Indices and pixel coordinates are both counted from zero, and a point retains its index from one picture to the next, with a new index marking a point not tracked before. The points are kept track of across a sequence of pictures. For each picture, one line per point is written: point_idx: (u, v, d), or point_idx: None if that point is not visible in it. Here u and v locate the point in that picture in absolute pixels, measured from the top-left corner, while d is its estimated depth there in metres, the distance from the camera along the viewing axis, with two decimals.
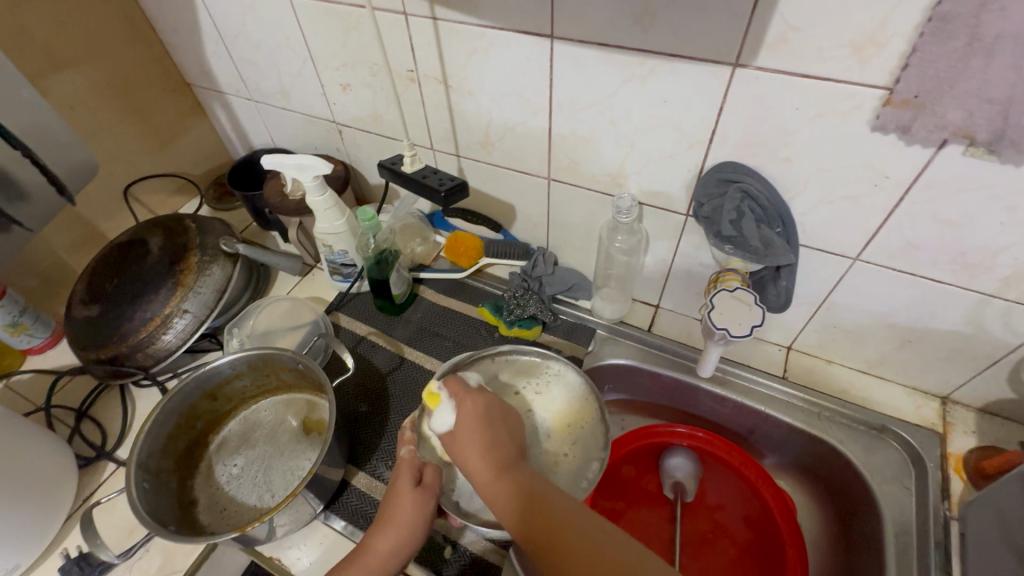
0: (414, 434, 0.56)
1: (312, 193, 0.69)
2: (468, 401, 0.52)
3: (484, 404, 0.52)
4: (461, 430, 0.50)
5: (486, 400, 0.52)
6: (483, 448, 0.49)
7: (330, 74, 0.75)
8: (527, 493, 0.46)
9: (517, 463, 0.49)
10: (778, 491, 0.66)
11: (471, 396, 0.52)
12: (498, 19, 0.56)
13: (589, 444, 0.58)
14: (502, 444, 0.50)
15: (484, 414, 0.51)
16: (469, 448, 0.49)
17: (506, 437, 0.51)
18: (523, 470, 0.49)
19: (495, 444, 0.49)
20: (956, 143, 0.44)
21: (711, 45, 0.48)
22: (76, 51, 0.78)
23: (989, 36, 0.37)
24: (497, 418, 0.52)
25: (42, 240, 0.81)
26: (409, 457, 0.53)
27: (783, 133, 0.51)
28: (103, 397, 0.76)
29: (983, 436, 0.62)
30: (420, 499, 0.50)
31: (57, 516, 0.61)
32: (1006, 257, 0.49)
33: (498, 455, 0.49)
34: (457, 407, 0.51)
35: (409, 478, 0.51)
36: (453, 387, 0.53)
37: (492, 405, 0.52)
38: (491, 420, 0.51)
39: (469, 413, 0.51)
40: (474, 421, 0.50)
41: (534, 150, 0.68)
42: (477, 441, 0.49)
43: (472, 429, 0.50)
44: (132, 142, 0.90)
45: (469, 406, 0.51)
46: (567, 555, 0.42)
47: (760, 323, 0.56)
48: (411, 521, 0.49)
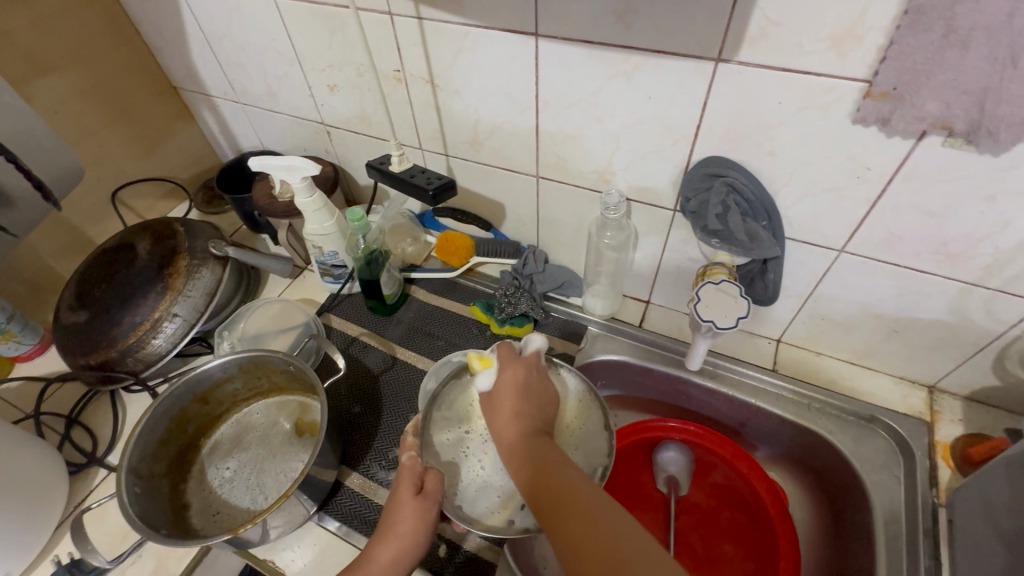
0: (416, 439, 0.55)
1: (301, 195, 0.69)
2: (509, 369, 0.56)
3: (525, 373, 0.55)
4: (498, 393, 0.54)
5: (526, 370, 0.55)
6: (514, 412, 0.52)
7: (317, 75, 0.75)
8: (542, 461, 0.48)
9: (540, 435, 0.51)
10: (769, 481, 0.67)
11: (513, 364, 0.56)
12: (482, 18, 0.56)
13: (594, 444, 0.55)
14: (530, 413, 0.52)
15: (522, 384, 0.54)
16: (501, 410, 0.53)
17: (537, 409, 0.53)
18: (544, 442, 0.50)
19: (526, 413, 0.52)
20: (935, 134, 0.44)
21: (693, 41, 0.48)
22: (60, 55, 0.77)
23: (964, 28, 0.38)
24: (532, 390, 0.55)
25: (28, 247, 0.80)
26: (409, 464, 0.52)
27: (767, 128, 0.51)
28: (93, 404, 0.75)
29: (970, 423, 0.63)
30: (420, 508, 0.49)
31: (48, 523, 0.61)
32: (987, 246, 0.50)
33: (525, 423, 0.51)
34: (500, 371, 0.56)
35: (410, 486, 0.50)
36: (503, 353, 0.58)
37: (532, 377, 0.55)
38: (526, 389, 0.54)
39: (509, 379, 0.55)
40: (512, 388, 0.54)
41: (522, 148, 0.68)
42: (510, 406, 0.53)
43: (510, 395, 0.53)
44: (118, 146, 0.89)
45: (510, 372, 0.55)
46: (567, 521, 0.43)
47: (745, 315, 0.57)
48: (413, 531, 0.49)
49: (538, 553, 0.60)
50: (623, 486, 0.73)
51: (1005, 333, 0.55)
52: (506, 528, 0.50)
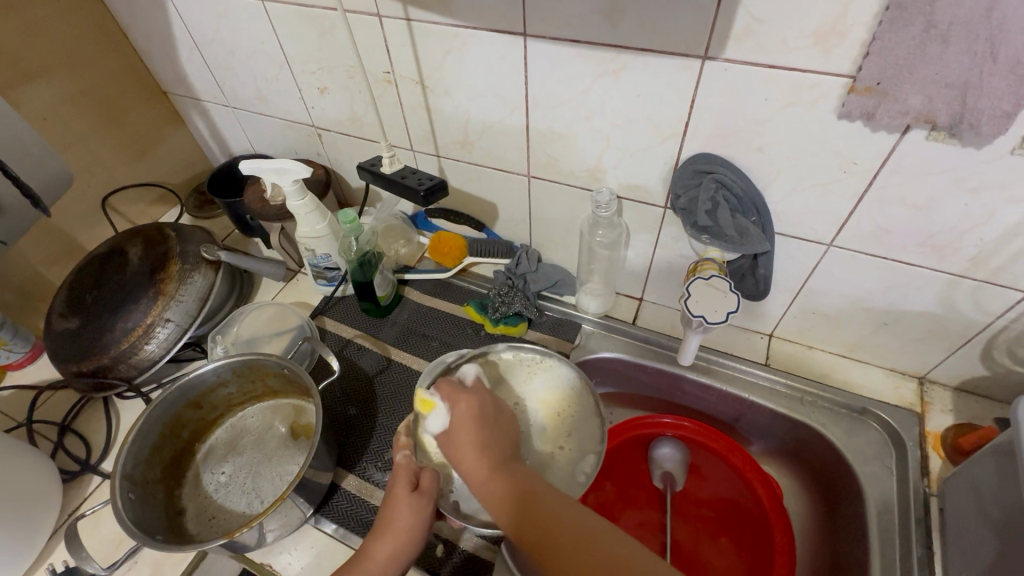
0: (410, 439, 0.54)
1: (293, 197, 0.69)
2: (461, 404, 0.51)
3: (479, 405, 0.51)
4: (455, 434, 0.50)
5: (479, 402, 0.51)
6: (478, 450, 0.48)
7: (307, 78, 0.75)
8: (523, 493, 0.46)
9: (511, 464, 0.48)
10: (763, 476, 0.67)
11: (464, 399, 0.51)
12: (471, 18, 0.57)
13: (585, 438, 0.56)
14: (496, 445, 0.49)
15: (478, 414, 0.50)
16: (463, 450, 0.49)
17: (500, 438, 0.50)
18: (518, 471, 0.48)
19: (489, 446, 0.49)
20: (919, 127, 0.45)
21: (680, 39, 0.48)
22: (47, 61, 0.77)
23: (944, 23, 0.38)
24: (490, 420, 0.51)
25: (18, 254, 0.80)
26: (405, 462, 0.52)
27: (754, 124, 0.52)
28: (87, 411, 0.75)
29: (959, 413, 0.64)
30: (417, 505, 0.49)
31: (42, 531, 0.61)
32: (972, 238, 0.50)
33: (492, 458, 0.48)
34: (450, 409, 0.51)
35: (406, 483, 0.50)
36: (445, 389, 0.52)
37: (487, 408, 0.51)
38: (485, 421, 0.51)
39: (464, 415, 0.50)
40: (468, 420, 0.50)
41: (513, 148, 0.68)
42: (472, 444, 0.49)
43: (466, 429, 0.49)
44: (108, 152, 0.89)
45: (462, 408, 0.50)
46: (563, 552, 0.42)
47: (735, 309, 0.57)
48: (410, 528, 0.49)
49: None
50: (620, 481, 0.74)
51: (992, 323, 0.56)
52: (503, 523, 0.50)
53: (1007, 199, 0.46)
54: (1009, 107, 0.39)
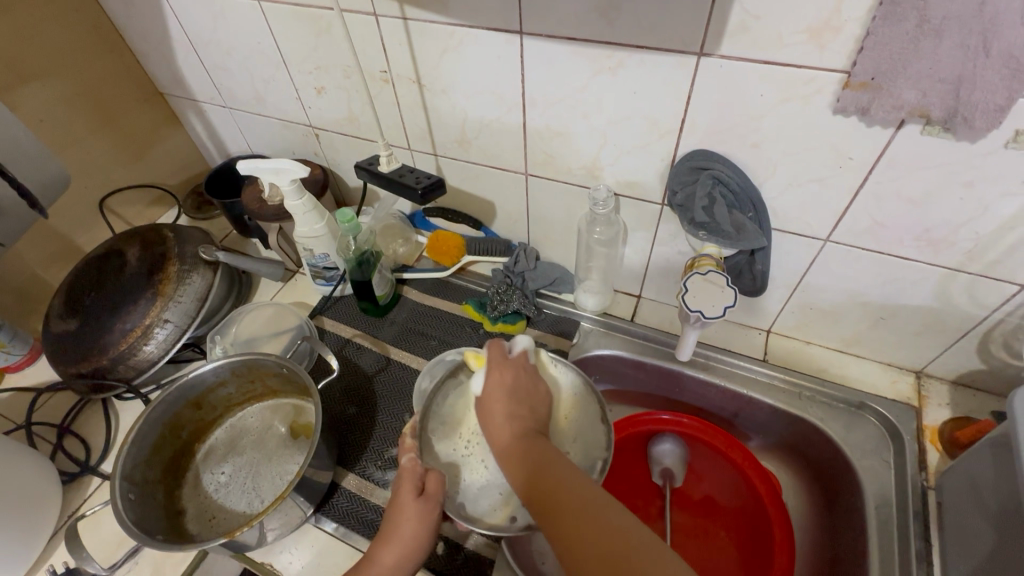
0: (415, 441, 0.54)
1: (290, 197, 0.69)
2: (499, 372, 0.55)
3: (514, 374, 0.54)
4: (489, 395, 0.54)
5: (511, 371, 0.55)
6: (505, 415, 0.51)
7: (304, 77, 0.75)
8: (538, 461, 0.47)
9: (533, 435, 0.50)
10: (762, 471, 0.67)
11: (500, 366, 0.55)
12: (467, 17, 0.57)
13: (592, 439, 0.54)
14: (523, 413, 0.52)
15: (511, 384, 0.54)
16: (492, 412, 0.52)
17: (529, 409, 0.52)
18: (539, 442, 0.49)
19: (517, 413, 0.51)
20: (913, 122, 0.45)
21: (675, 36, 0.49)
22: (43, 63, 0.77)
23: (937, 18, 0.38)
24: (522, 389, 0.54)
25: (16, 256, 0.80)
26: (410, 466, 0.51)
27: (750, 120, 0.52)
28: (86, 413, 0.75)
29: (956, 407, 0.64)
30: (422, 510, 0.49)
31: (42, 532, 0.61)
32: (967, 231, 0.51)
33: (518, 424, 0.51)
34: (491, 373, 0.55)
35: (411, 488, 0.49)
36: (492, 353, 0.57)
37: (523, 377, 0.55)
38: (517, 390, 0.53)
39: (499, 380, 0.54)
40: (500, 389, 0.53)
41: (511, 146, 0.68)
42: (502, 407, 0.52)
43: (498, 396, 0.53)
44: (105, 154, 0.89)
45: (499, 375, 0.54)
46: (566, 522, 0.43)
47: (732, 305, 0.58)
48: (416, 533, 0.48)
49: (536, 547, 0.61)
50: (621, 479, 0.74)
51: (988, 316, 0.57)
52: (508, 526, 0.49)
53: (1002, 193, 0.47)
54: (1002, 101, 0.40)
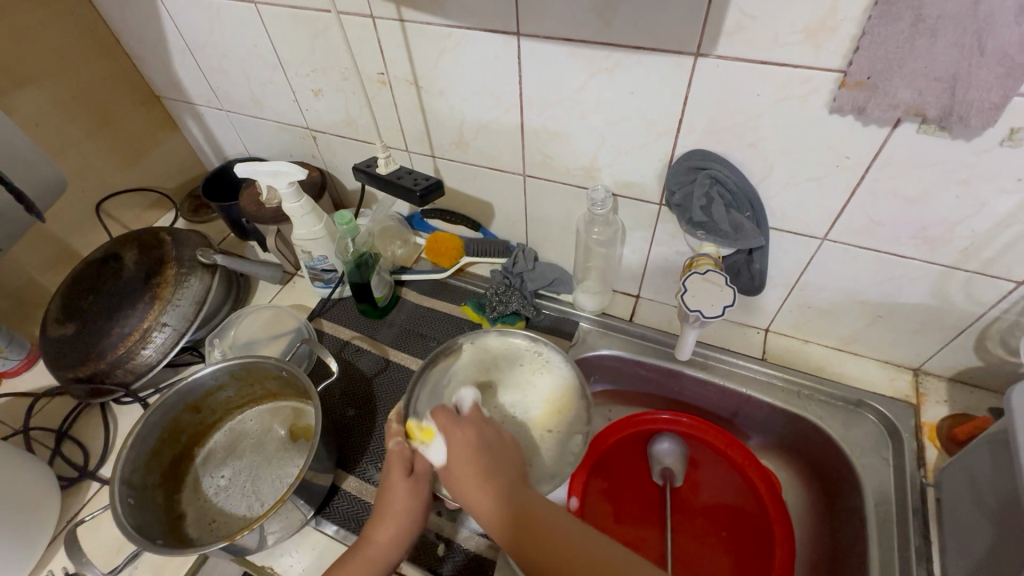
0: (401, 426, 0.54)
1: (288, 199, 0.69)
2: (459, 434, 0.51)
3: (475, 432, 0.51)
4: (456, 462, 0.49)
5: (473, 428, 0.52)
6: (481, 478, 0.48)
7: (301, 80, 0.75)
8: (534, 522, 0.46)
9: (517, 488, 0.48)
10: (762, 469, 0.68)
11: (459, 428, 0.51)
12: (464, 18, 0.57)
13: (574, 421, 0.59)
14: (500, 472, 0.49)
15: (480, 446, 0.50)
16: (467, 480, 0.48)
17: (501, 463, 0.50)
18: (525, 495, 0.48)
19: (493, 472, 0.48)
20: (909, 121, 0.45)
21: (672, 36, 0.49)
22: (38, 67, 0.76)
23: (932, 17, 0.39)
24: (489, 444, 0.51)
25: (12, 261, 0.79)
26: (398, 449, 0.52)
27: (748, 120, 0.52)
28: (84, 417, 0.75)
29: (954, 404, 0.65)
30: (414, 488, 0.50)
31: (40, 538, 0.60)
32: (963, 229, 0.51)
33: (498, 484, 0.48)
34: (450, 440, 0.51)
35: (401, 469, 0.51)
36: (442, 419, 0.53)
37: (483, 435, 0.52)
38: (485, 447, 0.50)
39: (462, 442, 0.50)
40: (469, 454, 0.49)
41: (509, 147, 0.68)
42: (475, 471, 0.48)
43: (469, 464, 0.49)
44: (101, 157, 0.89)
45: (460, 437, 0.51)
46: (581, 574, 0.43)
47: (731, 303, 0.58)
48: (409, 509, 0.49)
49: None
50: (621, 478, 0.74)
51: (985, 313, 0.57)
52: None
53: (998, 190, 0.47)
54: (997, 99, 0.40)
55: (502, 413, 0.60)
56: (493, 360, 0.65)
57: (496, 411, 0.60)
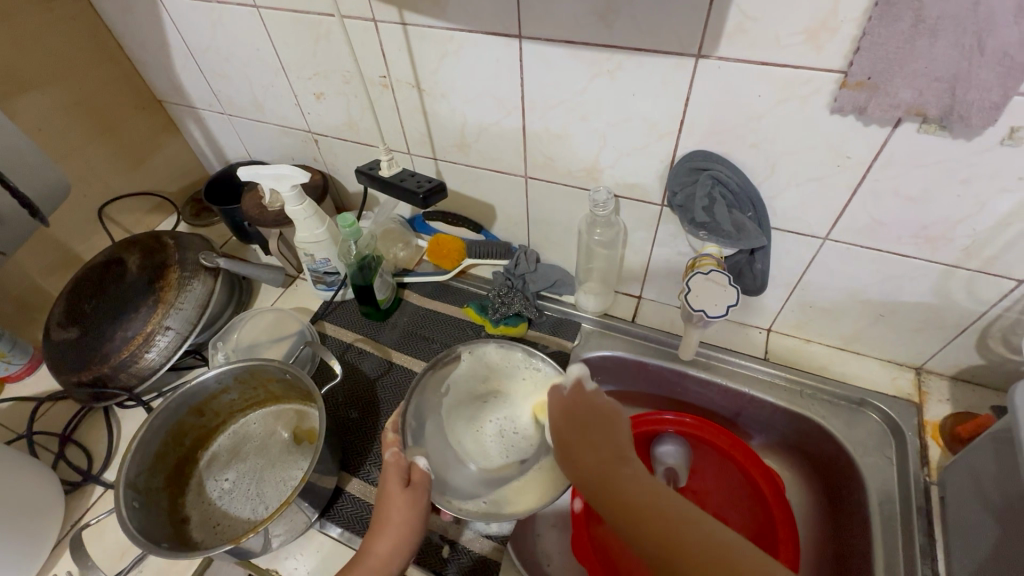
0: (396, 435, 0.54)
1: (291, 202, 0.69)
2: (559, 414, 0.51)
3: (575, 413, 0.50)
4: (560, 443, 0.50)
5: (569, 409, 0.51)
6: (578, 457, 0.48)
7: (303, 83, 0.75)
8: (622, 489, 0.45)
9: (614, 463, 0.47)
10: (766, 470, 0.68)
11: (558, 409, 0.52)
12: (466, 22, 0.57)
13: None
14: (596, 451, 0.48)
15: (582, 421, 0.50)
16: (568, 460, 0.49)
17: (601, 441, 0.48)
18: (622, 468, 0.46)
19: (592, 454, 0.48)
20: (910, 120, 0.46)
21: (674, 38, 0.49)
22: (41, 72, 0.77)
23: (931, 18, 0.39)
24: (589, 423, 0.50)
25: (15, 266, 0.80)
26: (394, 459, 0.51)
27: (749, 120, 0.52)
28: (88, 421, 0.75)
29: (956, 402, 0.65)
30: (412, 499, 0.49)
31: (43, 543, 0.60)
32: (965, 228, 0.51)
33: (595, 464, 0.47)
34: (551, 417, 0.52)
35: (398, 480, 0.50)
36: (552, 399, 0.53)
37: (584, 416, 0.50)
38: (581, 428, 0.50)
39: (563, 425, 0.51)
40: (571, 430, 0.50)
41: (510, 149, 0.69)
42: (573, 451, 0.49)
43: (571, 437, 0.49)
44: (104, 162, 0.89)
45: (560, 419, 0.51)
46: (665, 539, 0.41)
47: (735, 303, 0.58)
48: (408, 520, 0.49)
49: (539, 550, 0.65)
50: None
51: (986, 312, 0.57)
52: (499, 511, 0.52)
53: (999, 189, 0.47)
54: (997, 98, 0.40)
55: (498, 428, 0.61)
56: (489, 372, 0.64)
57: (491, 425, 0.61)
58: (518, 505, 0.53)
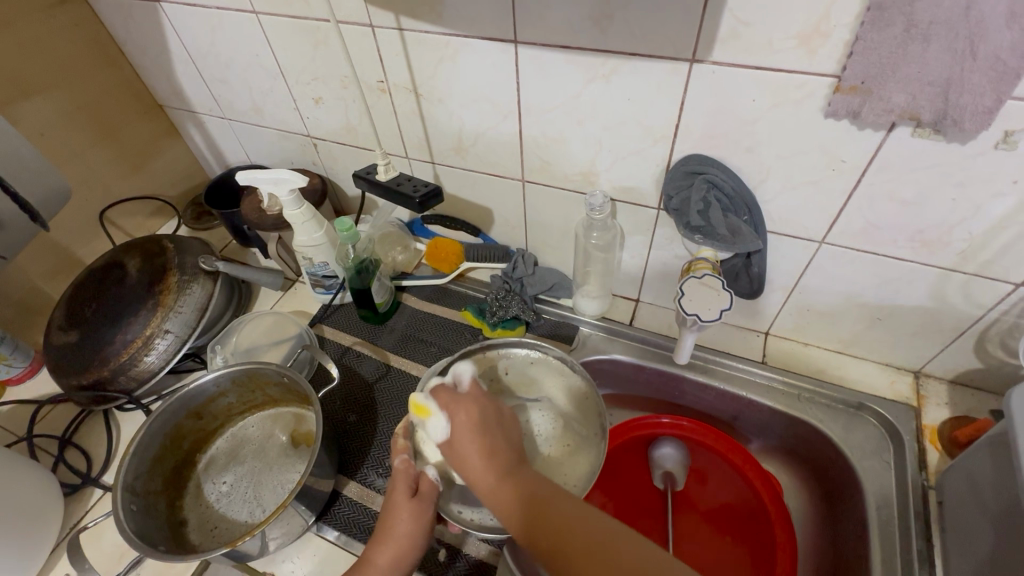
0: (407, 441, 0.53)
1: (289, 207, 0.69)
2: (459, 407, 0.48)
3: (476, 412, 0.48)
4: (455, 444, 0.47)
5: (474, 403, 0.49)
6: (479, 460, 0.46)
7: (302, 88, 0.76)
8: (533, 498, 0.45)
9: (519, 464, 0.47)
10: (763, 472, 0.68)
11: (461, 402, 0.48)
12: (462, 28, 0.58)
13: (586, 429, 0.60)
14: (499, 451, 0.47)
15: (482, 423, 0.48)
16: (466, 461, 0.46)
17: (503, 440, 0.47)
18: (524, 471, 0.47)
19: (496, 451, 0.46)
20: (904, 124, 0.46)
21: (668, 43, 0.49)
22: (44, 78, 0.78)
23: (924, 23, 0.39)
24: (492, 420, 0.49)
25: (17, 269, 0.80)
26: (404, 467, 0.50)
27: (743, 125, 0.52)
28: (87, 424, 0.75)
29: (955, 406, 0.65)
30: (417, 509, 0.49)
31: (43, 545, 0.61)
32: (961, 231, 0.51)
33: (497, 464, 0.46)
34: (449, 416, 0.48)
35: (405, 489, 0.49)
36: (442, 398, 0.49)
37: (485, 414, 0.48)
38: (487, 430, 0.47)
39: (463, 421, 0.47)
40: (472, 431, 0.47)
41: (508, 153, 0.69)
42: (473, 452, 0.46)
43: (469, 439, 0.47)
44: (105, 166, 0.90)
45: (460, 416, 0.48)
46: (577, 565, 0.41)
47: (728, 307, 0.58)
48: (412, 533, 0.48)
49: None
50: (622, 483, 0.74)
51: (984, 316, 0.57)
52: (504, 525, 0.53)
53: (994, 193, 0.47)
54: (990, 103, 0.40)
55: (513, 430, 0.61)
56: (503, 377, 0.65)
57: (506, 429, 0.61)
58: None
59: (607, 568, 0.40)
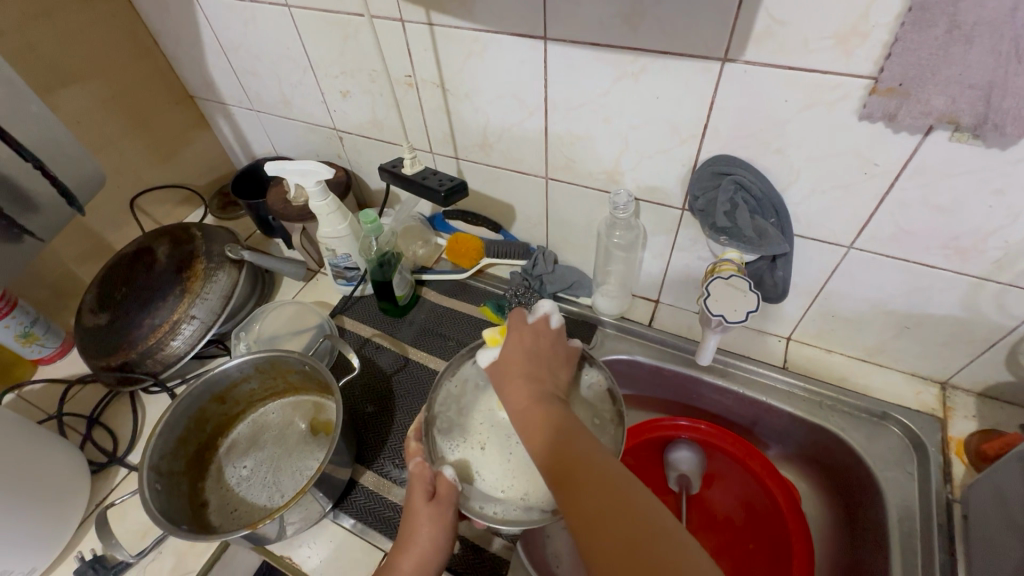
0: (419, 444, 0.55)
1: (315, 198, 0.70)
2: (518, 332, 0.55)
3: (531, 339, 0.55)
4: (506, 362, 0.54)
5: (532, 335, 0.55)
6: (521, 382, 0.51)
7: (330, 81, 0.77)
8: (560, 429, 0.47)
9: (552, 399, 0.50)
10: (783, 482, 0.66)
11: (520, 330, 0.55)
12: (492, 23, 0.58)
13: (603, 416, 0.55)
14: (540, 381, 0.52)
15: (530, 351, 0.54)
16: (508, 381, 0.52)
17: (546, 374, 0.53)
18: (557, 405, 0.49)
19: (534, 378, 0.52)
20: (942, 128, 0.45)
21: (699, 41, 0.49)
22: (83, 67, 0.80)
23: (967, 24, 0.38)
24: (543, 353, 0.54)
25: (52, 252, 0.83)
26: (419, 470, 0.51)
27: (774, 126, 0.52)
28: (114, 404, 0.77)
29: (984, 420, 0.63)
30: (436, 512, 0.49)
31: (70, 521, 0.62)
32: (995, 240, 0.50)
33: (535, 389, 0.51)
34: (510, 335, 0.56)
35: (422, 492, 0.50)
36: (514, 319, 0.57)
37: (538, 346, 0.55)
38: (533, 360, 0.53)
39: (517, 344, 0.55)
40: (521, 357, 0.53)
41: (533, 151, 0.69)
42: (517, 372, 0.52)
43: (518, 358, 0.53)
44: (137, 154, 0.92)
45: (517, 340, 0.55)
46: (584, 500, 0.42)
47: (754, 309, 0.57)
48: (432, 535, 0.48)
49: (551, 551, 0.63)
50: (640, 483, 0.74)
51: (1016, 328, 0.56)
52: (530, 517, 0.50)
53: None
54: None
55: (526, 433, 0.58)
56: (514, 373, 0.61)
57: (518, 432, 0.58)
58: (545, 498, 0.53)
59: (617, 514, 0.40)
